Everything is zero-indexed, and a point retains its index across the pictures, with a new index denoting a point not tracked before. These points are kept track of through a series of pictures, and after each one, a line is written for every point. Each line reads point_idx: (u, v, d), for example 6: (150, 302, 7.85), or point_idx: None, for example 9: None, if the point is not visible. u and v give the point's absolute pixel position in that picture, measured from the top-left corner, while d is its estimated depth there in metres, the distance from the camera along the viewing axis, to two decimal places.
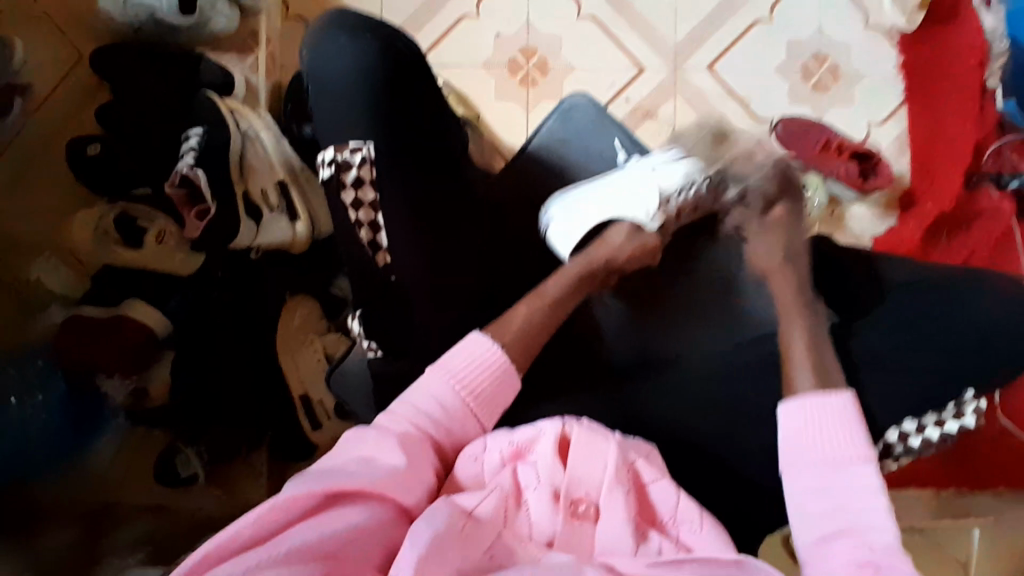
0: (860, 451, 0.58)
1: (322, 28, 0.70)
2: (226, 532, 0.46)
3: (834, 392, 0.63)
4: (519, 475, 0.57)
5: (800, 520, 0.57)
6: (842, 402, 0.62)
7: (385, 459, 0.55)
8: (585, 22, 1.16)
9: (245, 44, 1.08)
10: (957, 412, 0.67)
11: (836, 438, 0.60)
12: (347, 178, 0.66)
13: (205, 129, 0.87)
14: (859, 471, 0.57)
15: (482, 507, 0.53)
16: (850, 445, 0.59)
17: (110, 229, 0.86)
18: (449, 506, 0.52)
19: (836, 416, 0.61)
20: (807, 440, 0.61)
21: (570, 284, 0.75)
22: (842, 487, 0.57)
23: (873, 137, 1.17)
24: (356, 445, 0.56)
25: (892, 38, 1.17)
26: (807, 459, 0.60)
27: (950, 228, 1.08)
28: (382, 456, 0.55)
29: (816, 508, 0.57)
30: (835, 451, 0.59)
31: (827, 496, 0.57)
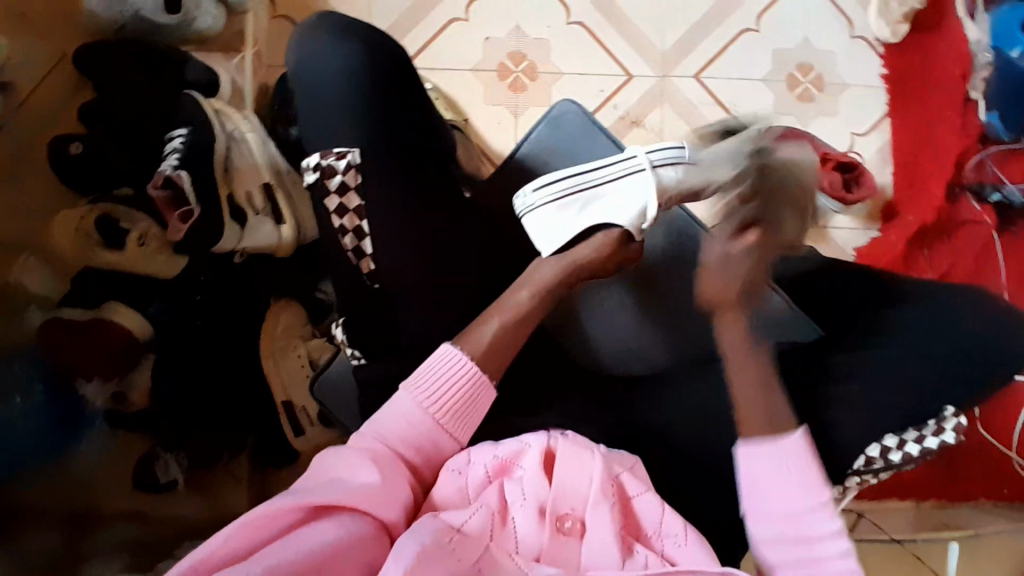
0: (819, 497, 0.58)
1: (307, 29, 0.70)
2: (202, 552, 0.46)
3: (784, 434, 0.60)
4: (505, 492, 0.57)
5: (770, 562, 0.59)
6: (795, 447, 0.60)
7: (359, 476, 0.55)
8: (574, 28, 1.17)
9: (228, 44, 1.07)
10: (937, 429, 0.67)
11: (793, 482, 0.59)
12: (332, 185, 0.66)
13: (189, 131, 0.85)
14: (819, 519, 0.58)
15: (470, 523, 0.53)
16: (807, 490, 0.59)
17: (91, 231, 0.83)
18: (437, 523, 0.52)
19: (788, 461, 0.59)
20: (765, 484, 0.60)
21: (545, 292, 0.70)
22: (804, 532, 0.58)
23: (856, 146, 1.17)
24: (329, 466, 0.56)
25: (876, 50, 1.18)
26: (766, 511, 0.59)
27: (932, 239, 1.11)
28: (356, 474, 0.55)
29: (782, 553, 0.58)
30: (791, 504, 0.58)
31: (791, 547, 0.58)
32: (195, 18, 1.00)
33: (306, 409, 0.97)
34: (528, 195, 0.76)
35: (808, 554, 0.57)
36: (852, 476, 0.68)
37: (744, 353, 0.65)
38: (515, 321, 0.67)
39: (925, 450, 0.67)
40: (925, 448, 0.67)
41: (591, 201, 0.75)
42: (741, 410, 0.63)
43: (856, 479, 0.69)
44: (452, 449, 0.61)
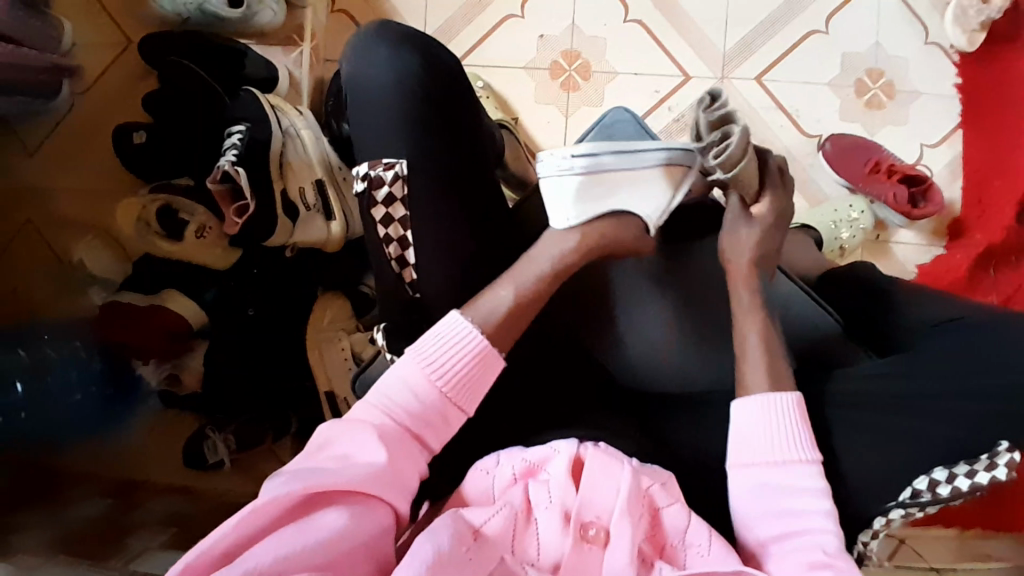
0: (807, 453, 0.59)
1: (364, 36, 0.70)
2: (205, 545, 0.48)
3: (779, 393, 0.61)
4: (530, 493, 0.57)
5: (750, 514, 0.58)
6: (786, 402, 0.61)
7: (363, 456, 0.55)
8: (632, 26, 1.13)
9: (290, 38, 1.08)
10: (989, 463, 0.58)
11: (780, 439, 0.59)
12: (378, 197, 0.66)
13: (248, 127, 0.87)
14: (807, 472, 0.58)
15: (489, 524, 0.54)
16: (797, 448, 0.59)
17: (151, 221, 0.86)
18: (457, 521, 0.53)
19: (780, 419, 0.60)
20: (755, 437, 0.60)
21: (551, 275, 0.66)
22: (787, 488, 0.58)
23: (925, 159, 1.12)
24: (333, 441, 0.57)
25: (951, 57, 1.11)
26: (751, 461, 0.59)
27: (999, 261, 1.06)
28: (360, 453, 0.55)
29: (764, 501, 0.58)
30: (778, 454, 0.59)
31: (770, 496, 0.58)
32: (257, 13, 1.01)
33: (349, 400, 0.96)
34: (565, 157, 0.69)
35: (794, 503, 0.57)
36: (897, 508, 0.60)
37: (761, 345, 0.65)
38: (531, 293, 0.64)
39: (975, 486, 0.58)
40: (975, 485, 0.57)
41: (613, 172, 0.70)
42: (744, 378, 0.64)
43: (901, 512, 0.60)
44: (459, 419, 0.60)
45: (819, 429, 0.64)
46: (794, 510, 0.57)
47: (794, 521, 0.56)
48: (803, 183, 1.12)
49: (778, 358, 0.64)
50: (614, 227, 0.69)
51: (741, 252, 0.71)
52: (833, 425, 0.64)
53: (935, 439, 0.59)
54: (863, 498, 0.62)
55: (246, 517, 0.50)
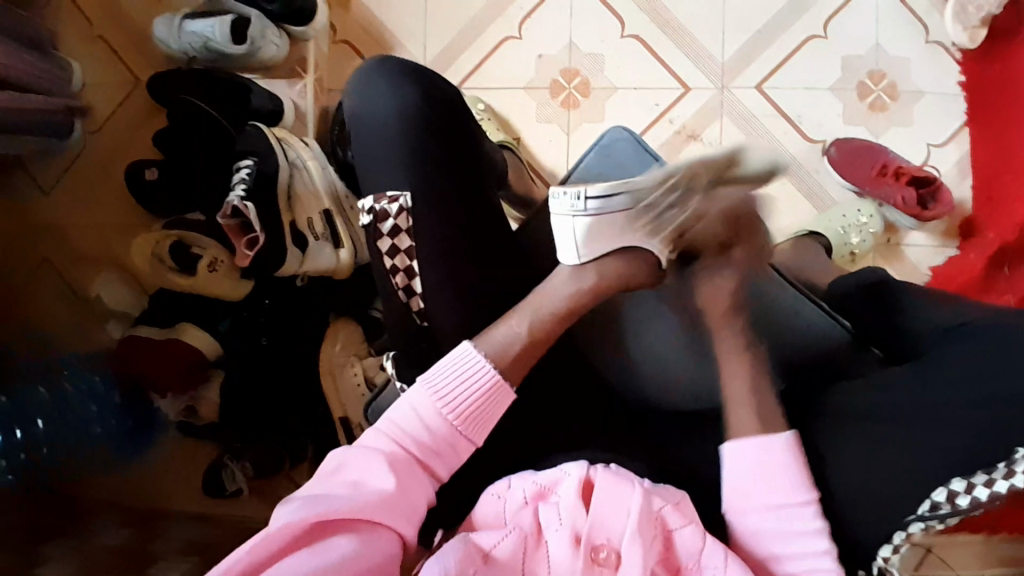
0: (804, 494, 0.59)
1: (368, 72, 0.71)
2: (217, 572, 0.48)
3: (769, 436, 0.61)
4: (540, 515, 0.57)
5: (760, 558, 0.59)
6: (780, 444, 0.60)
7: (373, 480, 0.56)
8: (630, 41, 1.14)
9: (294, 71, 1.10)
10: (1007, 471, 0.54)
11: (776, 483, 0.59)
12: (384, 228, 0.68)
13: (256, 161, 0.90)
14: (804, 515, 0.59)
15: (499, 547, 0.55)
16: (794, 490, 0.59)
17: (164, 256, 0.89)
18: (467, 545, 0.54)
19: (780, 463, 0.60)
20: (750, 484, 0.60)
21: (565, 314, 0.66)
22: (791, 531, 0.58)
23: (933, 159, 1.11)
24: (344, 467, 0.58)
25: (954, 55, 1.10)
26: (750, 509, 0.60)
27: (1015, 258, 1.03)
28: (371, 479, 0.56)
29: (770, 546, 0.59)
30: (777, 498, 0.59)
31: (776, 541, 0.59)
32: (261, 48, 1.03)
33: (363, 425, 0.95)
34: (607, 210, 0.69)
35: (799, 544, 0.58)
36: (918, 522, 0.58)
37: (745, 386, 0.65)
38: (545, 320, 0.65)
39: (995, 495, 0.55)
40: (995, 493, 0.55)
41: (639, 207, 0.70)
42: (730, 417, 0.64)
43: (920, 526, 0.58)
44: (467, 451, 0.61)
45: (832, 441, 0.64)
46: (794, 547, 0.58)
47: (804, 562, 0.58)
48: (811, 191, 1.11)
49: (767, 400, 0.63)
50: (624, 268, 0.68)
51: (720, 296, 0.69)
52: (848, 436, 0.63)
53: (958, 443, 0.56)
54: (881, 508, 0.59)
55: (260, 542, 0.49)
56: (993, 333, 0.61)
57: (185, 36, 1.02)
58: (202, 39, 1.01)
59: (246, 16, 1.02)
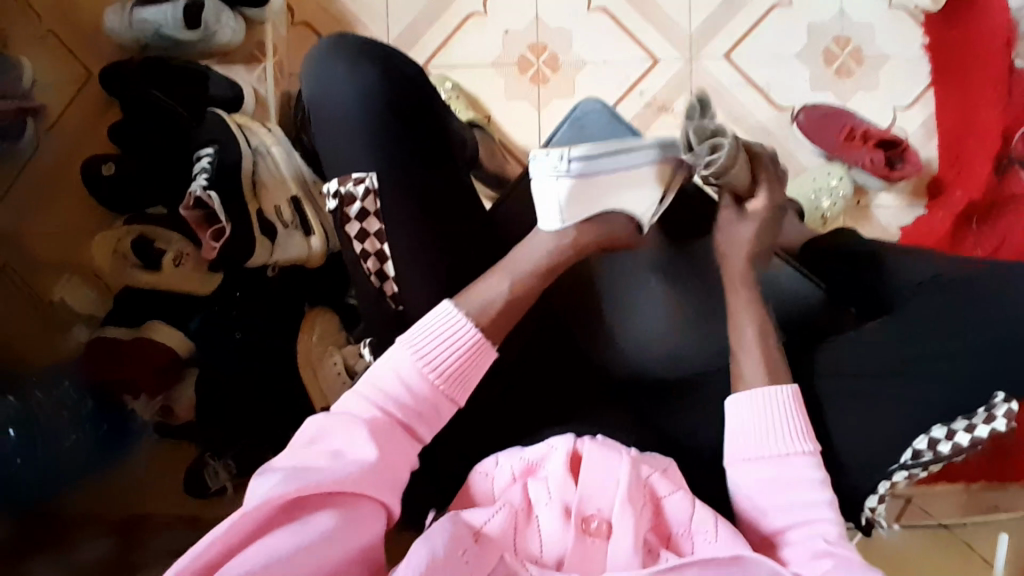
0: (799, 445, 0.58)
1: (321, 51, 0.68)
2: (196, 551, 0.47)
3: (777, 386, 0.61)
4: (530, 491, 0.56)
5: (758, 507, 0.58)
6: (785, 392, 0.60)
7: (353, 451, 0.54)
8: (596, 15, 1.13)
9: (252, 55, 1.08)
10: (988, 416, 0.58)
11: (772, 433, 0.59)
12: (351, 212, 0.66)
13: (216, 149, 0.87)
14: (806, 467, 0.57)
15: (490, 524, 0.54)
16: (790, 439, 0.58)
17: (128, 253, 0.87)
18: (456, 526, 0.52)
19: (781, 410, 0.59)
20: (749, 430, 0.60)
21: (545, 269, 0.65)
22: (789, 480, 0.57)
23: (899, 122, 1.12)
24: (325, 435, 0.55)
25: (917, 18, 1.11)
26: (747, 458, 0.59)
27: (980, 215, 1.06)
28: (352, 449, 0.54)
29: (766, 490, 0.58)
30: (775, 446, 0.58)
31: (772, 489, 0.57)
32: (215, 33, 1.00)
33: None
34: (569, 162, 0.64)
35: (802, 505, 0.56)
36: (901, 470, 0.60)
37: (756, 338, 0.65)
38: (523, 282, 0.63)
39: (974, 441, 0.58)
40: (974, 438, 0.58)
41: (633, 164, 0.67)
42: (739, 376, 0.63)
43: (903, 474, 0.60)
44: (451, 412, 0.59)
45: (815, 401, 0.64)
46: (787, 499, 0.57)
47: (799, 511, 0.56)
48: (783, 159, 1.12)
49: (777, 360, 0.63)
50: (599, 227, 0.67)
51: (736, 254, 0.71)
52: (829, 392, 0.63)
53: (933, 392, 0.59)
54: (865, 465, 0.61)
55: (236, 523, 0.48)
56: (962, 284, 0.62)
57: (136, 25, 0.97)
58: (151, 26, 0.97)
59: (199, 0, 0.97)
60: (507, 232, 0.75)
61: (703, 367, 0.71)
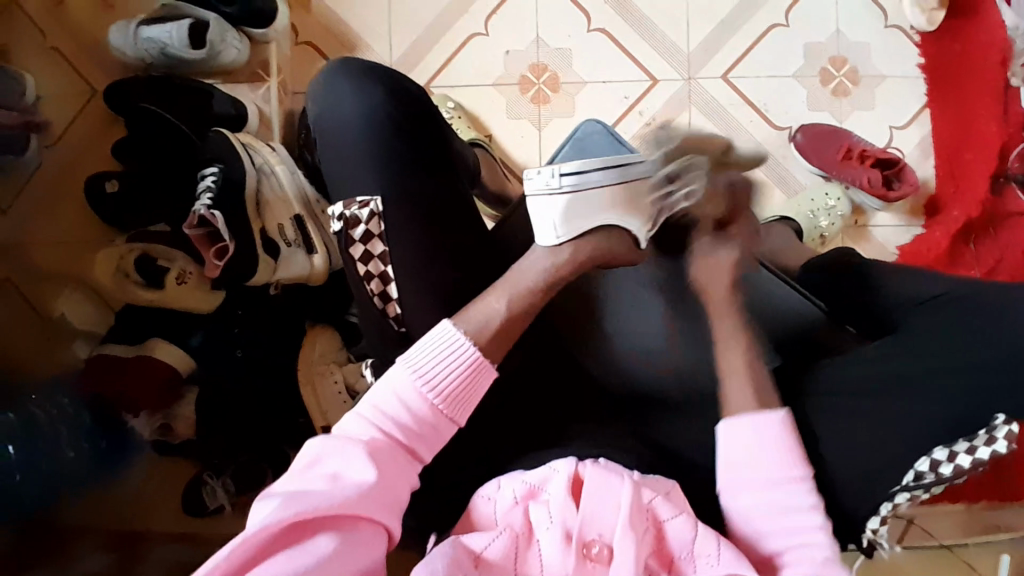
0: (794, 469, 0.59)
1: (328, 74, 0.70)
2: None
3: (767, 410, 0.61)
4: (531, 514, 0.56)
5: (753, 530, 0.59)
6: (773, 420, 0.60)
7: (353, 473, 0.54)
8: (596, 35, 1.14)
9: (255, 74, 1.08)
10: (988, 438, 0.58)
11: (765, 461, 0.59)
12: (354, 235, 0.66)
13: (221, 167, 0.88)
14: (796, 492, 0.58)
15: (490, 549, 0.54)
16: (784, 466, 0.59)
17: (130, 270, 0.86)
18: (456, 550, 0.53)
19: (769, 439, 0.60)
20: (741, 458, 0.60)
21: (544, 288, 0.66)
22: (785, 504, 0.58)
23: (896, 141, 1.13)
24: (324, 458, 0.55)
25: (912, 38, 1.13)
26: (743, 484, 0.60)
27: (977, 232, 1.08)
28: (352, 472, 0.54)
29: (761, 514, 0.59)
30: (770, 473, 0.59)
31: (767, 514, 0.58)
32: (220, 52, 1.01)
33: None
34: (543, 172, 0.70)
35: (793, 527, 0.58)
36: (902, 493, 0.59)
37: (742, 363, 0.65)
38: (522, 299, 0.64)
39: (976, 461, 0.58)
40: (976, 460, 0.58)
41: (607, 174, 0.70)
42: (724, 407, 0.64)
43: (905, 496, 0.60)
44: (451, 431, 0.60)
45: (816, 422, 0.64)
46: (781, 517, 0.58)
47: (794, 535, 0.57)
48: (781, 178, 1.13)
49: (765, 388, 0.63)
50: (600, 243, 0.69)
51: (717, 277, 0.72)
52: (831, 411, 0.64)
53: (938, 409, 0.58)
54: (864, 487, 0.61)
55: (238, 547, 0.47)
56: (963, 305, 0.62)
57: (142, 43, 0.99)
58: (157, 45, 0.99)
59: (205, 21, 1.00)
60: (509, 252, 0.76)
61: (704, 387, 0.71)
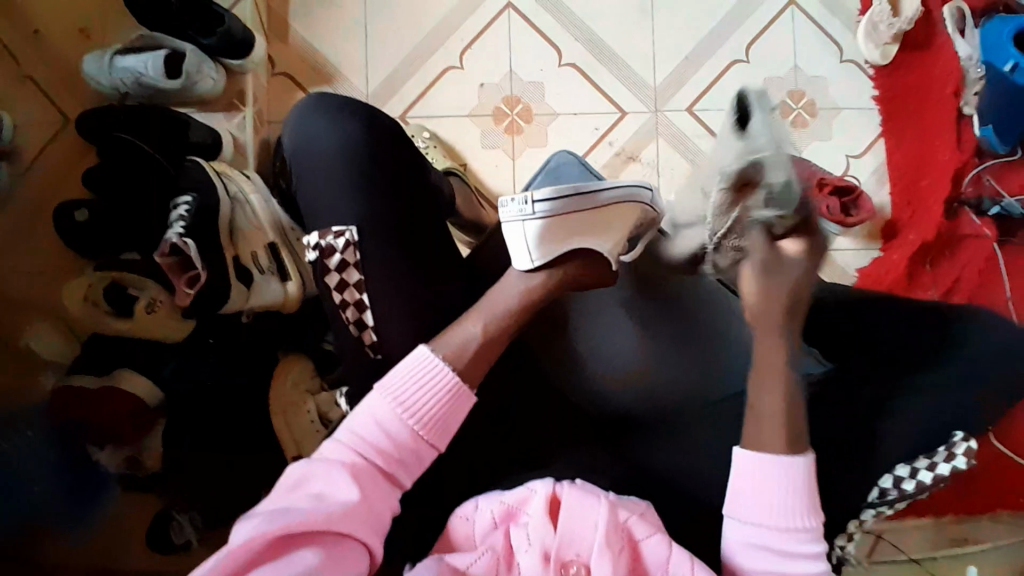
0: (807, 520, 0.58)
1: (306, 108, 0.72)
2: None
3: (793, 455, 0.60)
4: (511, 536, 0.56)
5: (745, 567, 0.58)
6: (799, 467, 0.59)
7: (336, 493, 0.54)
8: (567, 69, 1.19)
9: (231, 103, 1.10)
10: (948, 454, 0.64)
11: (777, 504, 0.58)
12: (330, 264, 0.67)
13: (195, 197, 0.87)
14: (804, 540, 0.58)
15: (475, 566, 0.55)
16: (793, 513, 0.58)
17: (101, 301, 0.84)
18: (440, 566, 0.54)
19: (788, 482, 0.59)
20: (751, 496, 0.59)
21: (517, 311, 0.67)
22: (786, 551, 0.57)
23: (853, 169, 1.18)
24: (307, 480, 0.55)
25: (867, 73, 1.20)
26: (749, 520, 0.59)
27: (934, 255, 1.13)
28: (334, 491, 0.54)
29: (758, 555, 0.58)
30: (779, 517, 0.58)
31: (765, 555, 0.58)
32: (196, 83, 1.03)
33: None
34: (515, 200, 0.70)
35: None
36: (869, 509, 0.64)
37: (781, 399, 0.62)
38: (497, 321, 0.65)
39: (936, 477, 0.64)
40: (936, 476, 0.64)
41: (571, 203, 0.71)
42: (751, 429, 0.62)
43: (871, 513, 0.64)
44: (432, 456, 0.60)
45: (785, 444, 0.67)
46: (780, 558, 0.57)
47: None
48: None
49: (797, 415, 0.62)
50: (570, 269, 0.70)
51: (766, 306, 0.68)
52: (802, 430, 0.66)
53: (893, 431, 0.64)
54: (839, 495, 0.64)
55: (223, 559, 0.47)
56: None
57: (117, 73, 0.99)
58: (133, 74, 0.99)
59: (180, 51, 1.01)
60: (483, 280, 0.77)
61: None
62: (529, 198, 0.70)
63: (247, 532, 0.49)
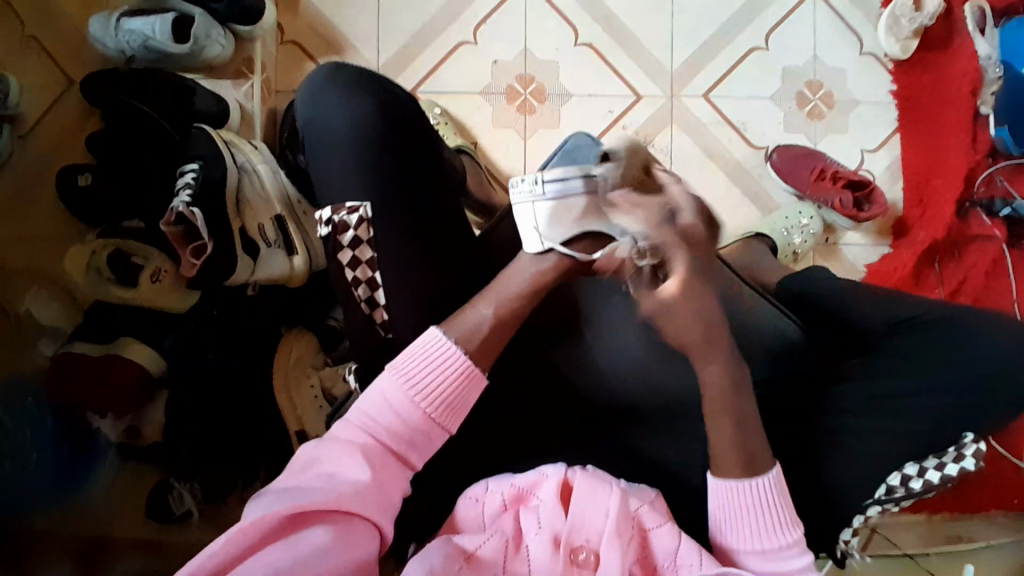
0: (791, 533, 0.59)
1: (319, 81, 0.70)
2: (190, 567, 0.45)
3: (760, 475, 0.60)
4: (521, 520, 0.56)
5: None
6: (767, 488, 0.59)
7: (346, 473, 0.53)
8: (582, 50, 1.16)
9: (240, 71, 1.07)
10: (956, 455, 0.64)
11: (759, 528, 0.59)
12: (344, 240, 0.65)
13: (200, 166, 0.85)
14: (793, 556, 0.59)
15: (484, 548, 0.54)
16: (777, 533, 0.59)
17: (103, 267, 0.82)
18: (448, 547, 0.53)
19: (762, 503, 0.59)
20: (731, 527, 0.60)
21: (527, 296, 0.65)
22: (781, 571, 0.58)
23: (867, 164, 1.17)
24: (319, 459, 0.55)
25: (886, 66, 1.18)
26: (738, 549, 0.59)
27: (943, 254, 1.13)
28: (345, 470, 0.54)
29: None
30: (763, 542, 0.59)
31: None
32: (204, 47, 1.00)
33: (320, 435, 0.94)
34: (525, 180, 0.67)
35: None
36: (875, 505, 0.65)
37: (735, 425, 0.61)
38: (509, 307, 0.64)
39: (944, 477, 0.64)
40: (944, 475, 0.64)
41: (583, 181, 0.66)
42: (716, 446, 0.61)
43: (877, 508, 0.65)
44: (443, 439, 0.59)
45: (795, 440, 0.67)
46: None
47: None
48: (755, 195, 1.16)
49: (747, 404, 0.62)
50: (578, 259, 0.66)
51: (686, 332, 0.66)
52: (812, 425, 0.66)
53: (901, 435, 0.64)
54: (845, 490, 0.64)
55: (234, 536, 0.46)
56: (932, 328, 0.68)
57: (122, 35, 0.97)
58: (140, 37, 0.96)
59: (189, 15, 0.99)
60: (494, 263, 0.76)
61: (682, 401, 0.71)
62: (540, 176, 0.66)
63: (258, 509, 0.49)
